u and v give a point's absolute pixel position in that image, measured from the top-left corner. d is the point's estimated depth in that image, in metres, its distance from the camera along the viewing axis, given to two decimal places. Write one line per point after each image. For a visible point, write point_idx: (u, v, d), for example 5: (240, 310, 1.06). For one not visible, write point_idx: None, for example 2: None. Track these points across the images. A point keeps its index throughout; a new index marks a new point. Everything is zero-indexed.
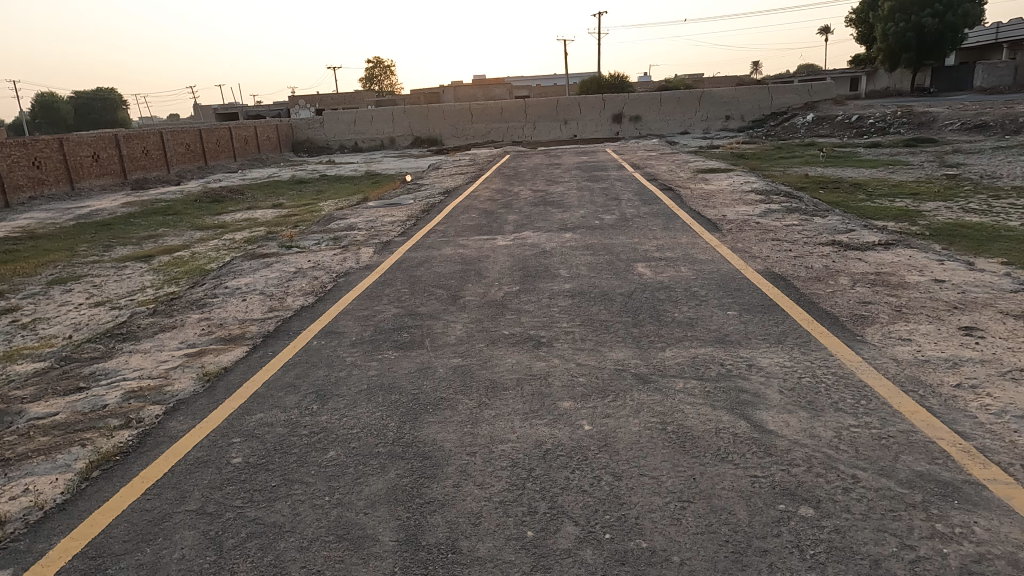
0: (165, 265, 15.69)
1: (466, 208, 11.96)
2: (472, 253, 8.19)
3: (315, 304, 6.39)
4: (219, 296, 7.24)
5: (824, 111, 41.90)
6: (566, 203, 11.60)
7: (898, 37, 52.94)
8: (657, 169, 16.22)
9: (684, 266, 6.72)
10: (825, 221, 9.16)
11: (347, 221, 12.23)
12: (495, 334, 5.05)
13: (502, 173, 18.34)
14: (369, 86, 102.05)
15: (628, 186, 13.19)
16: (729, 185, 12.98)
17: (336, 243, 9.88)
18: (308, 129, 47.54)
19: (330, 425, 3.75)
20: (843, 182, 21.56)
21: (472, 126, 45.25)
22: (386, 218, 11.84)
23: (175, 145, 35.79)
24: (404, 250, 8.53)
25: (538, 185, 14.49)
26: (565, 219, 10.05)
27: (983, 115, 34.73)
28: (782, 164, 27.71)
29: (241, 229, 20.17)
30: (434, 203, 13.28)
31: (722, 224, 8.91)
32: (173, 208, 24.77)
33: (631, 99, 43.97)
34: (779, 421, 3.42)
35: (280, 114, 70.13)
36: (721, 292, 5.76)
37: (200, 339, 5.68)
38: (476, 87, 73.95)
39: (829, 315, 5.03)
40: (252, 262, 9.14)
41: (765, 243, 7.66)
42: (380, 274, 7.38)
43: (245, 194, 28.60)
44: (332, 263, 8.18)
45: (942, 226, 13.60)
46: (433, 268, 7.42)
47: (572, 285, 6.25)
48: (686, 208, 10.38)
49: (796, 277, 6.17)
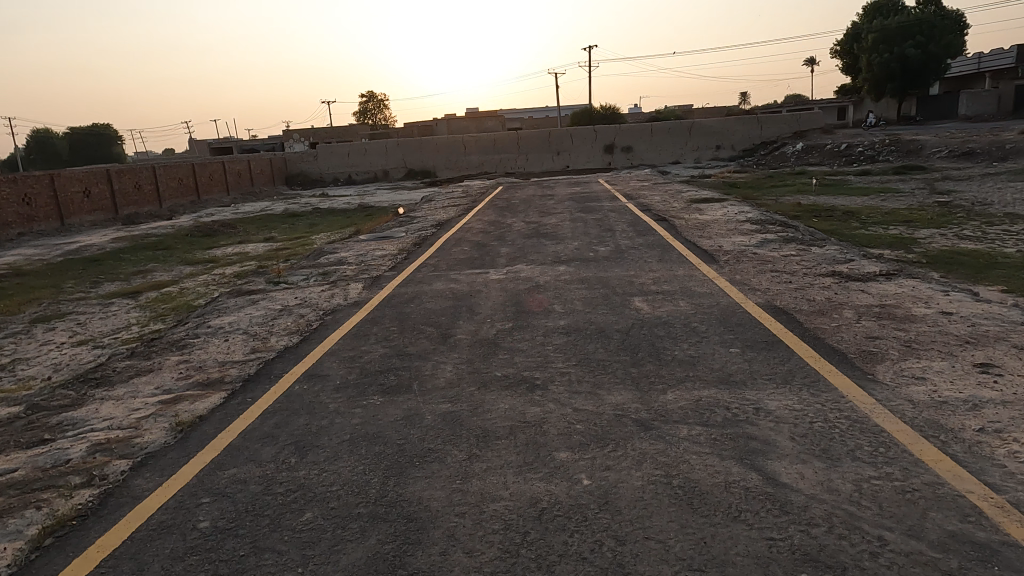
0: (152, 301, 15.40)
1: (458, 241, 11.79)
2: (464, 287, 7.98)
3: (298, 345, 6.11)
4: (200, 336, 6.95)
5: (812, 140, 42.42)
6: (559, 235, 11.46)
7: (883, 67, 53.96)
8: (650, 200, 16.17)
9: (683, 300, 6.51)
10: (823, 251, 9.04)
11: (337, 255, 12.03)
12: (487, 376, 4.80)
13: (495, 204, 18.28)
14: (363, 120, 103.26)
15: (622, 217, 13.07)
16: (723, 214, 12.92)
17: (325, 278, 9.65)
18: (300, 163, 47.62)
19: (308, 481, 3.47)
20: (836, 210, 21.62)
21: (464, 158, 45.51)
22: (377, 252, 11.67)
23: (168, 180, 35.75)
24: (393, 286, 8.31)
25: (532, 217, 14.37)
26: (558, 251, 9.88)
27: (970, 142, 35.20)
28: (774, 192, 27.87)
29: (231, 263, 19.95)
30: (425, 235, 13.13)
31: (718, 256, 8.76)
32: (163, 243, 24.55)
33: (622, 130, 44.38)
34: (793, 473, 3.17)
35: (274, 148, 70.56)
36: (722, 327, 5.54)
37: (177, 383, 5.40)
38: (469, 120, 74.74)
39: (836, 351, 4.81)
40: (238, 299, 8.90)
41: (764, 274, 7.48)
42: (368, 311, 7.13)
43: (237, 227, 28.45)
44: (321, 300, 7.94)
45: (938, 254, 13.54)
46: (424, 305, 7.19)
47: (567, 322, 6.02)
48: (681, 239, 10.24)
49: (799, 311, 5.97)
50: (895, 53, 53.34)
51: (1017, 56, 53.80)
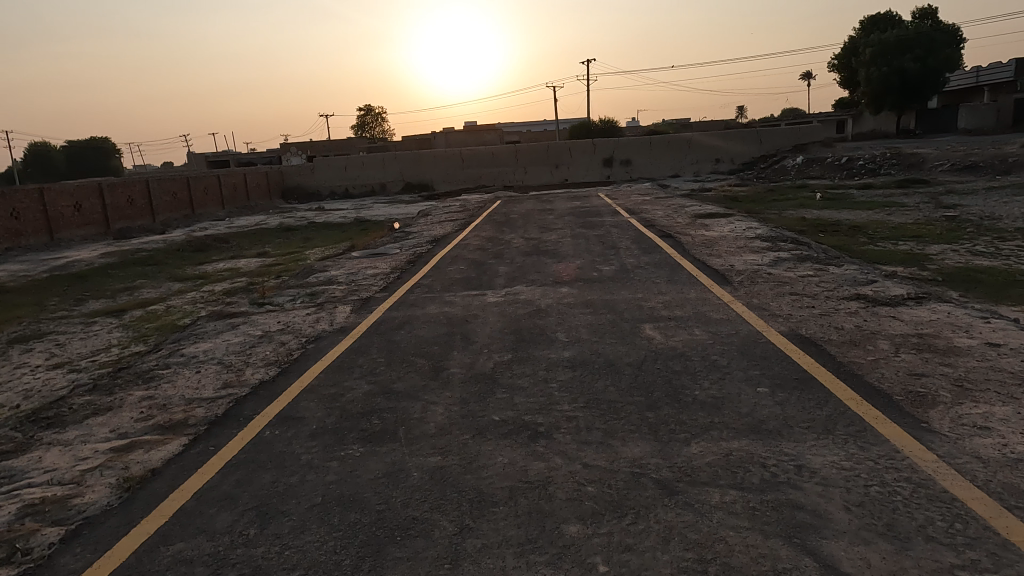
0: (137, 320, 14.82)
1: (455, 259, 11.25)
2: (459, 311, 7.42)
3: (276, 378, 5.54)
4: (171, 367, 6.35)
5: (813, 153, 42.18)
6: (560, 252, 10.94)
7: (882, 81, 53.92)
8: (653, 215, 15.70)
9: (699, 328, 5.95)
10: (842, 271, 8.51)
11: (327, 274, 11.49)
12: (483, 421, 4.23)
13: (493, 219, 17.79)
14: (361, 133, 103.45)
15: (626, 233, 12.56)
16: (731, 230, 12.43)
17: (313, 300, 9.08)
18: (297, 176, 47.17)
19: (267, 563, 2.88)
20: (842, 224, 21.14)
21: (462, 172, 45.14)
22: (369, 270, 11.14)
23: (161, 194, 35.26)
24: (383, 310, 7.74)
25: (532, 233, 13.87)
26: (560, 270, 9.33)
27: (973, 156, 34.87)
28: (776, 206, 27.42)
29: (221, 280, 19.38)
30: (420, 252, 12.60)
31: (731, 276, 8.23)
32: (153, 258, 24.01)
33: (622, 143, 44.07)
34: (855, 558, 2.59)
35: (271, 161, 70.33)
36: (746, 361, 4.97)
37: (135, 426, 4.80)
38: (467, 133, 74.59)
39: (877, 393, 4.24)
40: (218, 322, 8.32)
41: (783, 298, 6.95)
42: (355, 339, 6.57)
43: (230, 242, 27.95)
44: (304, 325, 7.35)
45: (954, 271, 13.02)
46: (416, 332, 6.62)
47: (572, 353, 5.47)
48: (689, 257, 9.71)
49: (828, 341, 5.41)
50: (894, 67, 53.29)
51: (1015, 69, 53.78)
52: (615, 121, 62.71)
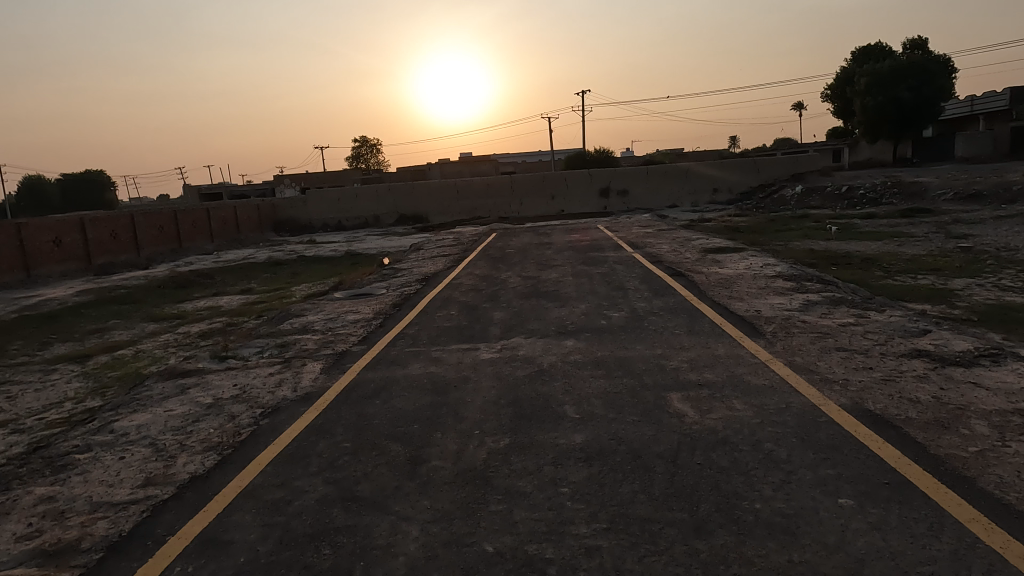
0: (100, 368, 13.65)
1: (444, 302, 10.16)
2: (446, 372, 6.30)
3: (214, 472, 4.39)
4: (91, 451, 5.19)
5: (812, 183, 41.64)
6: (562, 294, 9.90)
7: (878, 110, 53.80)
8: (659, 249, 14.74)
9: (739, 401, 4.83)
10: (887, 318, 7.45)
11: (303, 319, 10.35)
12: (471, 555, 3.08)
13: (488, 254, 16.82)
14: (357, 165, 103.42)
15: (632, 271, 11.56)
16: (746, 267, 11.43)
17: (280, 354, 7.93)
18: (289, 209, 46.30)
19: None
20: (852, 257, 20.19)
21: (457, 203, 44.40)
22: (351, 315, 10.06)
23: (147, 227, 34.26)
24: (358, 370, 6.61)
25: (529, 270, 12.84)
26: (563, 317, 8.25)
27: (976, 184, 34.24)
28: (781, 237, 26.59)
29: (199, 320, 18.25)
30: (408, 293, 11.55)
31: (762, 325, 7.16)
32: (132, 296, 22.91)
33: (618, 173, 43.47)
34: None
35: (265, 194, 69.76)
36: (812, 454, 3.85)
37: (10, 549, 3.63)
38: (462, 164, 74.30)
39: (1007, 511, 3.11)
40: (168, 383, 7.15)
41: (831, 355, 5.88)
42: (320, 411, 5.43)
43: (215, 277, 26.91)
44: (263, 391, 6.19)
45: (988, 308, 11.97)
46: (393, 401, 5.48)
47: (586, 438, 4.35)
48: (707, 301, 8.64)
49: (908, 420, 4.30)
50: (890, 96, 53.19)
51: (1009, 98, 53.82)
52: (611, 152, 62.44)
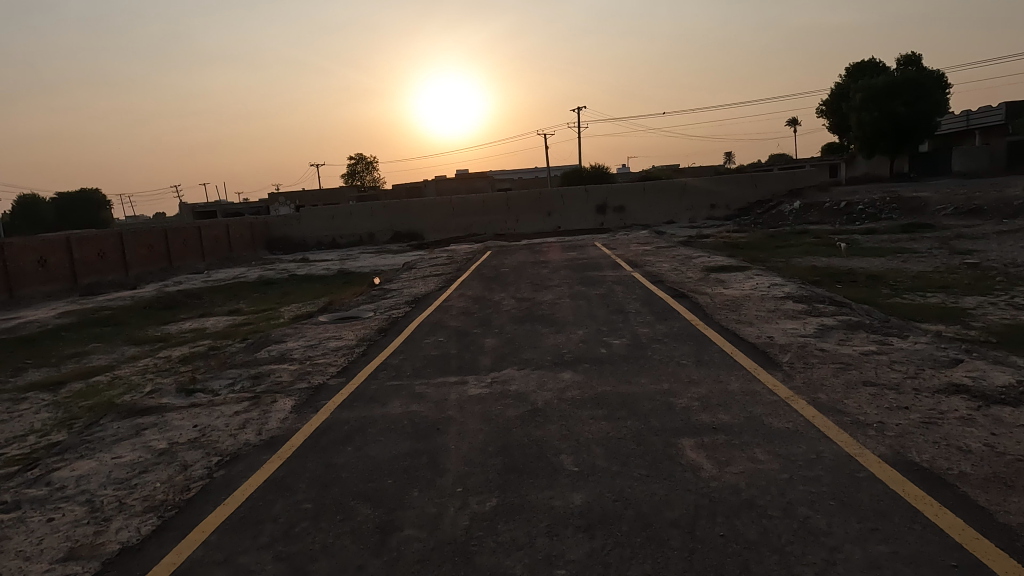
0: (73, 396, 12.95)
1: (433, 327, 9.54)
2: (430, 411, 5.66)
3: (149, 541, 3.74)
4: (16, 510, 4.52)
5: (810, 199, 41.34)
6: (558, 318, 9.30)
7: (874, 125, 53.71)
8: (659, 268, 14.16)
9: (761, 449, 4.21)
10: (912, 345, 6.83)
11: (282, 346, 9.70)
12: None
13: (482, 274, 16.25)
14: (352, 182, 103.24)
15: (632, 293, 10.96)
16: (752, 288, 10.86)
17: (252, 388, 7.27)
18: (283, 227, 45.72)
19: None
20: (857, 273, 19.66)
21: (452, 220, 43.95)
22: (333, 342, 9.41)
23: (136, 246, 33.62)
24: (333, 408, 5.98)
25: (523, 292, 12.23)
26: (559, 345, 7.64)
27: (976, 199, 33.88)
28: (781, 253, 26.10)
29: (182, 343, 17.56)
30: (396, 317, 10.92)
31: (778, 355, 6.54)
32: (115, 317, 22.23)
33: (615, 189, 43.11)
34: None
35: (259, 211, 69.29)
36: (856, 523, 3.22)
37: None
38: (458, 181, 74.03)
39: None
40: (123, 423, 6.47)
41: (859, 391, 5.26)
42: (283, 460, 4.78)
43: (203, 297, 26.27)
44: (223, 434, 5.53)
45: (1006, 329, 11.37)
46: (367, 448, 4.83)
47: (587, 499, 3.71)
48: (715, 327, 8.02)
49: (964, 476, 3.67)
50: (885, 111, 53.06)
51: (1005, 113, 53.84)
52: (607, 168, 62.27)
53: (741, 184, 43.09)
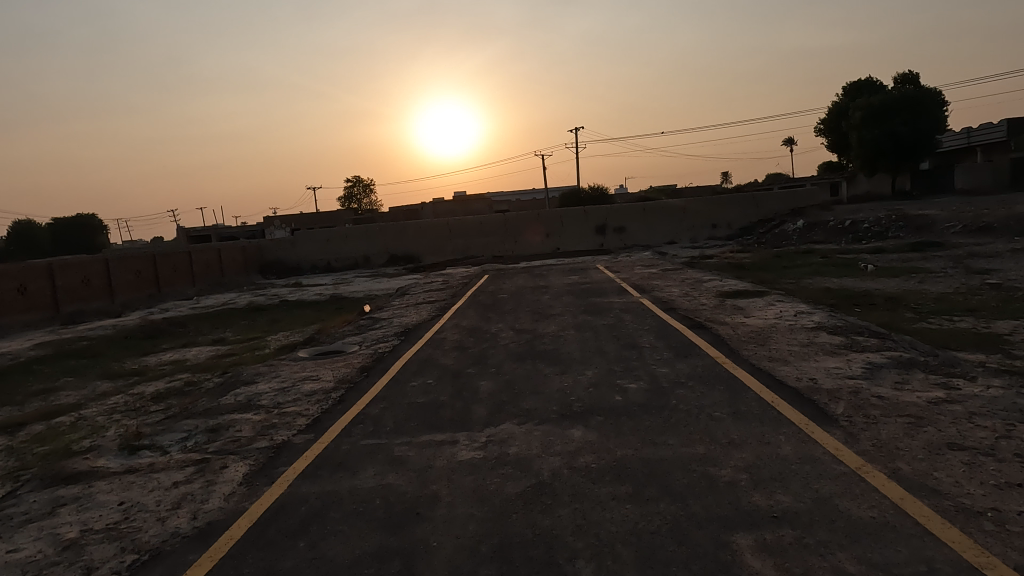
0: (30, 441, 11.79)
1: (423, 365, 8.47)
2: (411, 483, 4.56)
3: None
4: None
5: (813, 217, 40.56)
6: (563, 355, 8.21)
7: (875, 143, 53.19)
8: (669, 294, 13.13)
9: (846, 557, 3.11)
10: (984, 389, 5.76)
11: (252, 388, 8.59)
12: None
13: (479, 301, 15.21)
14: (349, 205, 102.49)
15: (643, 324, 9.89)
16: (776, 316, 9.81)
17: (205, 446, 6.16)
18: (276, 250, 44.72)
19: None
20: (874, 296, 18.63)
21: (449, 242, 43.05)
22: (308, 384, 8.30)
23: (123, 273, 32.56)
24: (293, 478, 4.88)
25: (523, 322, 11.17)
26: (568, 390, 6.56)
27: (985, 216, 33.00)
28: (790, 274, 25.12)
29: (159, 377, 16.43)
30: (382, 353, 9.85)
31: (830, 406, 5.44)
32: (93, 348, 21.11)
33: (614, 210, 42.29)
34: None
35: (254, 235, 68.39)
36: None
37: None
38: (455, 203, 73.35)
39: None
40: (42, 495, 5.35)
41: (951, 459, 4.16)
42: (214, 564, 3.67)
43: (188, 325, 25.16)
44: (151, 519, 4.41)
45: None
46: (324, 546, 3.72)
47: None
48: (745, 366, 6.94)
49: None
50: (884, 129, 52.60)
51: (1006, 129, 53.41)
52: (606, 189, 61.65)
53: (743, 203, 42.33)
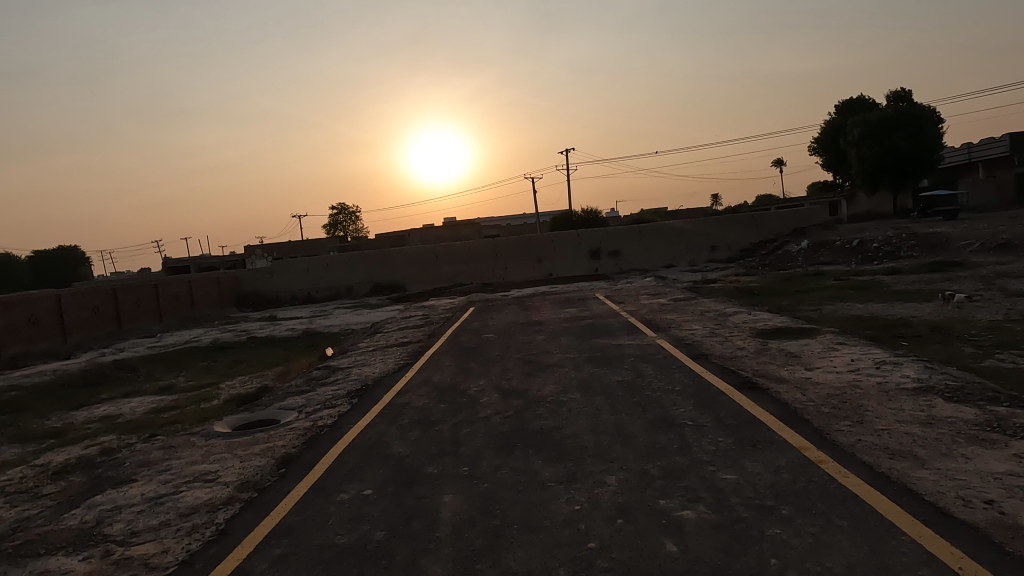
0: None
1: (365, 457, 5.85)
2: None
3: None
4: None
5: (818, 237, 38.50)
6: (566, 440, 5.62)
7: (875, 160, 51.32)
8: (693, 333, 10.57)
9: None
10: None
11: (122, 493, 5.94)
12: None
13: (461, 342, 12.70)
14: (335, 233, 100.09)
15: (671, 382, 7.34)
16: (846, 370, 7.25)
17: None
18: (253, 281, 41.93)
19: None
20: (916, 325, 16.16)
21: (436, 270, 40.59)
22: (197, 491, 5.63)
23: (78, 309, 29.68)
24: None
25: (512, 377, 8.59)
26: (579, 522, 3.98)
27: (1004, 233, 30.82)
28: (805, 299, 22.78)
29: (78, 440, 13.62)
30: (320, 429, 7.23)
31: None
32: (19, 400, 18.33)
33: (609, 233, 40.05)
34: None
35: (235, 266, 65.73)
36: None
37: None
38: (444, 229, 71.12)
39: None
40: None
41: None
42: None
43: (138, 369, 22.37)
44: None
45: None
46: None
47: None
48: (862, 471, 4.37)
49: None
50: (886, 146, 50.74)
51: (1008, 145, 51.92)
52: (600, 212, 59.70)
53: (743, 223, 40.24)
